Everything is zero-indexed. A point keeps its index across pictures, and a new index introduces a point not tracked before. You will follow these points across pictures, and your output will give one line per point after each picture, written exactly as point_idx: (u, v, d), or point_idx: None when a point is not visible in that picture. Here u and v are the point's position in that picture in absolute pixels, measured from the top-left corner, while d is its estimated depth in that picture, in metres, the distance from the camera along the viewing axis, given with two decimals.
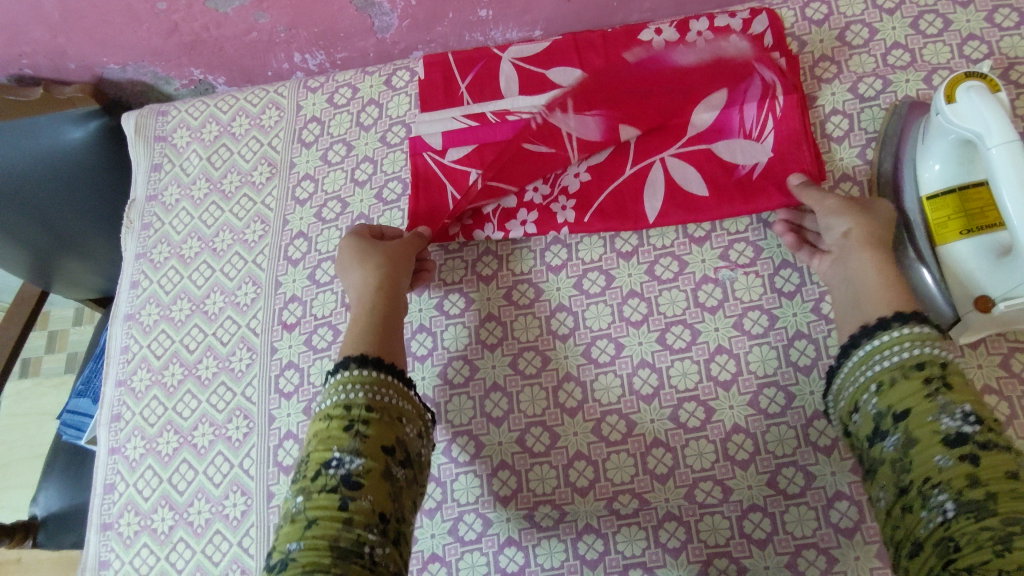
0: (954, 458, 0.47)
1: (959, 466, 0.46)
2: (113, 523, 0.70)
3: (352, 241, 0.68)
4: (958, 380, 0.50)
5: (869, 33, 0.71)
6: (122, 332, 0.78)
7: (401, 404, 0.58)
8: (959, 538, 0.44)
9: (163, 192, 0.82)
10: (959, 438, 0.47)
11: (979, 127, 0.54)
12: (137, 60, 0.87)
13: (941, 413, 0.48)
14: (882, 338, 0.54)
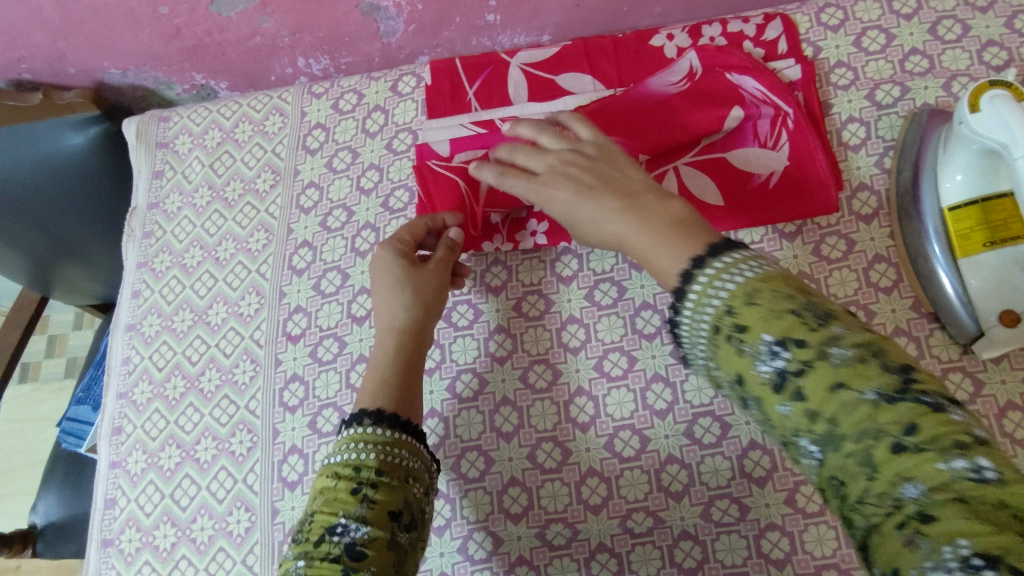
0: (789, 401, 0.36)
1: (819, 400, 0.35)
2: (114, 540, 0.69)
3: (392, 258, 0.64)
4: (769, 298, 0.38)
5: (886, 39, 0.70)
6: (124, 342, 0.76)
7: (411, 463, 0.54)
8: (839, 477, 0.35)
9: (165, 199, 0.81)
10: (786, 374, 0.37)
11: (1004, 138, 0.52)
12: (138, 65, 0.86)
13: (755, 361, 0.38)
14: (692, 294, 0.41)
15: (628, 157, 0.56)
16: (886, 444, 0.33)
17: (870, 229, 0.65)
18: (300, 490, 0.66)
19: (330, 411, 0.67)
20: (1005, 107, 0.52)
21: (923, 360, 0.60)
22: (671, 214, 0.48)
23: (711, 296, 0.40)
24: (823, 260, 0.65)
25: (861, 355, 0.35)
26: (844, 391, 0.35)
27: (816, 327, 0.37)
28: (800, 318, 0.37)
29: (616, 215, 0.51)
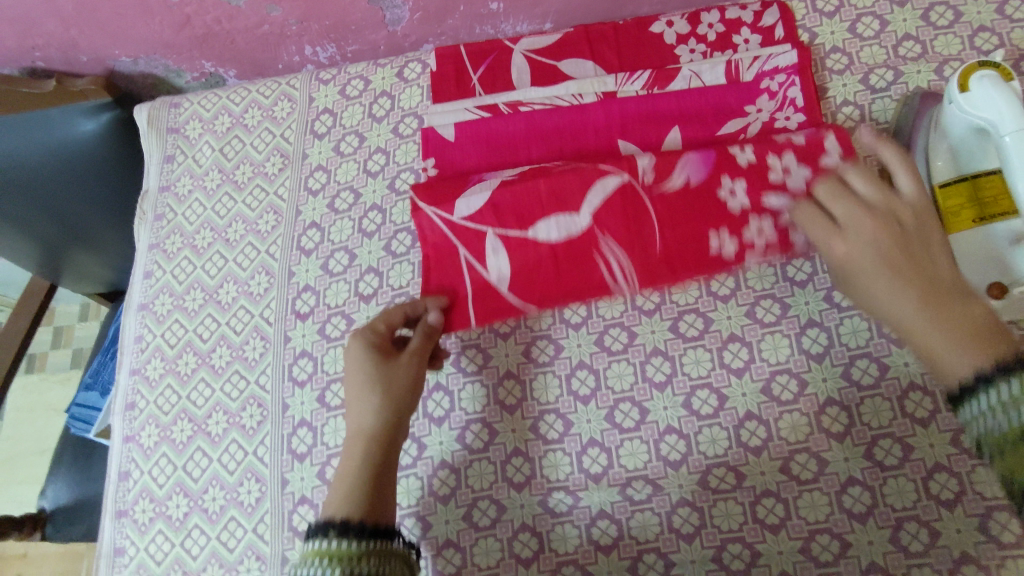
0: None
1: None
2: (128, 511, 0.71)
3: (369, 355, 0.62)
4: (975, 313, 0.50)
5: (880, 25, 0.72)
6: (136, 321, 0.78)
7: (386, 568, 0.53)
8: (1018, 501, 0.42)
9: (176, 182, 0.83)
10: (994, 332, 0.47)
11: (992, 115, 0.54)
12: (149, 52, 0.88)
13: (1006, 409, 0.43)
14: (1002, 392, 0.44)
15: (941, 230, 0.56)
16: None
17: None
18: (309, 461, 0.68)
19: (338, 385, 0.70)
20: (991, 87, 0.54)
21: None
22: (961, 309, 0.51)
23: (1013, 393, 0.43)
24: None
25: None
26: None
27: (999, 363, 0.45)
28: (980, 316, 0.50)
29: (907, 302, 0.53)
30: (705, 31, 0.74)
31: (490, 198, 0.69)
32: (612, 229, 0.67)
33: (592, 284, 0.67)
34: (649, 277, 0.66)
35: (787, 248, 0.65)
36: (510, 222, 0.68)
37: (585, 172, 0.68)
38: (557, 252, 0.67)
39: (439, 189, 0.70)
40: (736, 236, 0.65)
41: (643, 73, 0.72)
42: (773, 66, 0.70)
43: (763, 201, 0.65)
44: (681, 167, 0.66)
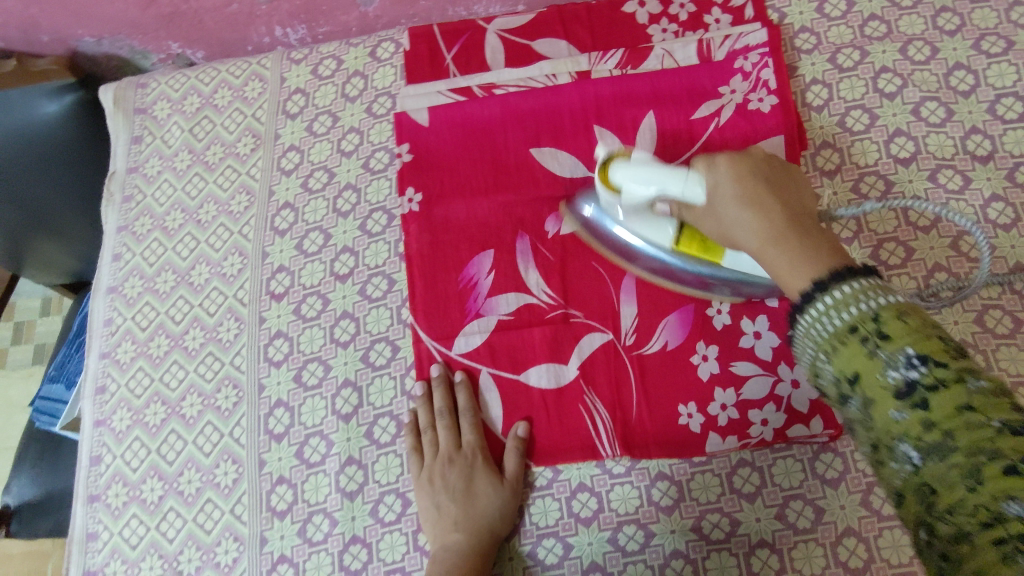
0: (908, 409, 0.36)
1: (952, 368, 0.35)
2: (100, 496, 0.69)
3: (486, 482, 0.62)
4: (914, 320, 0.37)
5: (846, 6, 0.74)
6: (105, 304, 0.77)
7: None
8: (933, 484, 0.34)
9: (145, 163, 0.81)
10: (915, 388, 0.36)
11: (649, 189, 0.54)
12: (113, 33, 0.86)
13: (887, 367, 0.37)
14: (823, 302, 0.40)
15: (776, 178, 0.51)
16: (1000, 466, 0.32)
17: (834, 184, 0.68)
18: (287, 441, 0.68)
19: (315, 364, 0.70)
20: (634, 169, 0.55)
21: None
22: (815, 238, 0.45)
23: (835, 308, 0.40)
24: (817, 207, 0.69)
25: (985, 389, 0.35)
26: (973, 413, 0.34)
27: (954, 355, 0.36)
28: (949, 349, 0.36)
29: (759, 222, 0.48)
30: (677, 12, 0.76)
31: (487, 337, 0.67)
32: (596, 386, 0.64)
33: (575, 445, 0.63)
34: (629, 447, 0.62)
35: (745, 429, 0.61)
36: (504, 364, 0.66)
37: (570, 323, 0.66)
38: (546, 401, 0.65)
39: (439, 319, 0.68)
40: (704, 408, 0.62)
41: (616, 53, 0.74)
42: (744, 45, 0.71)
43: (732, 366, 0.63)
44: (660, 332, 0.65)
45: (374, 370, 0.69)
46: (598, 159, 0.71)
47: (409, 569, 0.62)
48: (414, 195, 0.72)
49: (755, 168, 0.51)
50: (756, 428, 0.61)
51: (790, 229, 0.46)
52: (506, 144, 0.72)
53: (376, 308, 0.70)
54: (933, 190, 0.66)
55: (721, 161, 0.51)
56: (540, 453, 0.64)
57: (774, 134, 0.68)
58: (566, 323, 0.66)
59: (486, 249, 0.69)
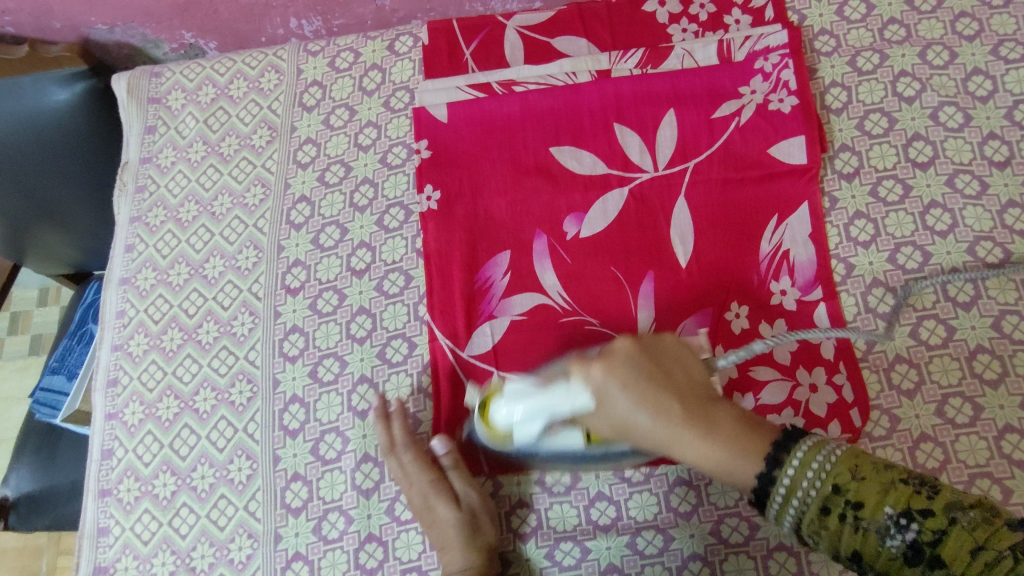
0: (927, 568, 0.41)
1: (940, 516, 0.41)
2: (112, 490, 0.69)
3: (461, 479, 0.64)
4: (868, 466, 0.43)
5: (867, 9, 0.74)
6: (117, 296, 0.76)
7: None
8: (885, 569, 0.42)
9: (158, 154, 0.80)
10: (916, 545, 0.41)
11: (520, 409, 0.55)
12: (126, 21, 0.85)
13: (883, 537, 0.42)
14: (785, 477, 0.44)
15: (667, 363, 0.50)
16: (964, 563, 0.40)
17: (851, 187, 0.68)
18: (302, 437, 0.67)
19: (331, 360, 0.69)
20: (520, 399, 0.55)
21: (899, 309, 0.63)
22: (718, 415, 0.47)
23: (801, 481, 0.44)
24: (880, 202, 0.67)
25: (960, 526, 0.40)
26: (934, 517, 0.41)
27: (932, 497, 0.42)
28: (925, 496, 0.42)
29: (660, 422, 0.48)
30: (697, 11, 0.75)
31: (499, 338, 0.66)
32: None
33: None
34: None
35: None
36: (518, 364, 0.65)
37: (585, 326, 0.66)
38: None
39: (453, 319, 0.68)
40: None
41: (637, 52, 0.74)
42: (764, 46, 0.71)
43: (750, 371, 0.63)
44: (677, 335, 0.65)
45: (390, 367, 0.68)
46: (618, 160, 0.70)
47: (425, 568, 0.62)
48: (433, 192, 0.72)
49: (680, 402, 0.48)
50: None
51: (670, 413, 0.47)
52: (525, 143, 0.72)
53: (393, 305, 0.70)
54: (951, 195, 0.66)
55: (626, 397, 0.48)
56: None
57: (795, 136, 0.68)
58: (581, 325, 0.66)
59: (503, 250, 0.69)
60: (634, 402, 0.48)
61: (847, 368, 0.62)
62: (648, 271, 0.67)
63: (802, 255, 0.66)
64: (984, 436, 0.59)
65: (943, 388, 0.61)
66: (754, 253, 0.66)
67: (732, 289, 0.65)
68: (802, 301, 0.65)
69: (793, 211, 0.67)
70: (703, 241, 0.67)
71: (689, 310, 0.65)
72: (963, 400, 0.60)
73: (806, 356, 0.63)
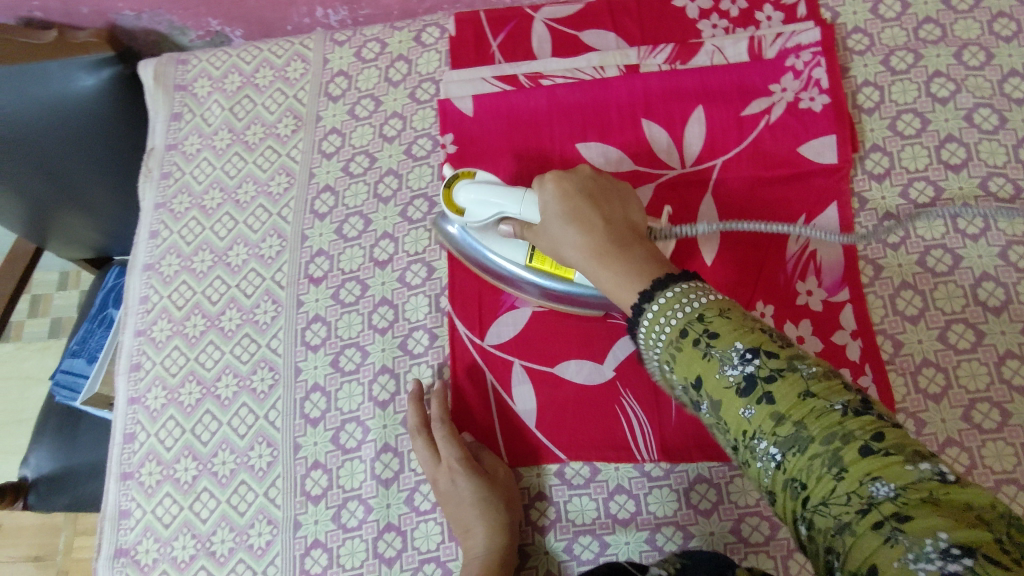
0: (755, 404, 0.37)
1: (782, 358, 0.37)
2: (134, 473, 0.69)
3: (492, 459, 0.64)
4: (751, 329, 0.39)
5: (901, 8, 0.73)
6: (142, 281, 0.76)
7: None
8: (801, 478, 0.35)
9: (184, 141, 0.81)
10: (753, 379, 0.37)
11: (483, 214, 0.60)
12: (154, 8, 0.86)
13: (723, 365, 0.38)
14: (661, 299, 0.43)
15: (616, 196, 0.54)
16: (856, 448, 0.33)
17: (882, 188, 0.67)
18: (322, 426, 0.67)
19: (353, 350, 0.69)
20: (473, 193, 0.60)
21: (928, 311, 0.63)
22: (632, 251, 0.49)
23: (665, 315, 0.42)
24: (910, 204, 0.66)
25: (824, 375, 0.37)
26: (814, 398, 0.36)
27: (781, 346, 0.38)
28: (771, 340, 0.39)
29: (586, 254, 0.51)
30: (728, 7, 0.75)
31: (520, 330, 0.67)
32: (633, 385, 0.64)
33: (612, 443, 0.63)
34: (666, 448, 0.62)
35: None
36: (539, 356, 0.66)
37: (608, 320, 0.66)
38: (582, 395, 0.64)
39: (475, 310, 0.68)
40: None
41: (666, 46, 0.73)
42: (796, 43, 0.70)
43: None
44: None
45: (411, 358, 0.68)
46: (646, 156, 0.70)
47: (443, 558, 0.62)
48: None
49: (604, 223, 0.51)
50: None
51: (602, 237, 0.50)
52: (552, 137, 0.71)
53: (415, 296, 0.70)
54: (984, 198, 0.65)
55: (568, 227, 0.52)
56: (575, 449, 0.63)
57: (826, 135, 0.67)
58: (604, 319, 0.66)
59: None
60: (574, 224, 0.52)
61: (873, 369, 0.61)
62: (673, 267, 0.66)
63: (830, 255, 0.65)
64: (1012, 442, 0.58)
65: (971, 393, 0.60)
66: (781, 252, 0.65)
67: (757, 287, 0.65)
68: (829, 301, 0.64)
69: (821, 211, 0.66)
70: (728, 239, 0.66)
71: None
72: (991, 405, 0.59)
73: (831, 357, 0.62)
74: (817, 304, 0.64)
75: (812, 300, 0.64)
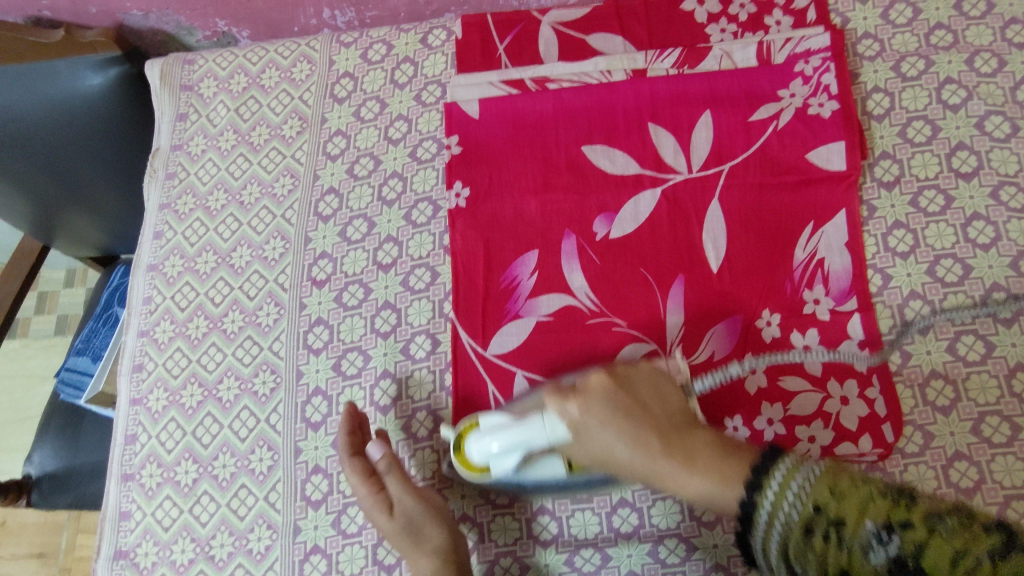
0: (890, 560, 0.38)
1: (919, 526, 0.38)
2: (134, 475, 0.69)
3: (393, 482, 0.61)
4: (846, 482, 0.41)
5: (913, 13, 0.72)
6: (145, 282, 0.76)
7: None
8: None
9: (189, 141, 0.80)
10: (896, 557, 0.38)
11: (506, 459, 0.56)
12: (161, 8, 0.85)
13: (864, 552, 0.39)
14: (769, 493, 0.43)
15: (656, 384, 0.55)
16: (989, 570, 0.35)
17: (891, 197, 0.66)
18: (324, 431, 0.67)
19: (355, 354, 0.69)
20: (496, 434, 0.55)
21: (937, 322, 0.62)
22: (694, 446, 0.49)
23: (779, 507, 0.42)
24: (920, 213, 0.65)
25: (940, 514, 0.38)
26: (941, 541, 0.37)
27: (910, 507, 0.39)
28: (897, 504, 0.39)
29: (653, 461, 0.49)
30: (737, 11, 0.74)
31: (523, 339, 0.65)
32: None
33: None
34: None
35: (792, 445, 0.60)
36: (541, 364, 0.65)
37: (614, 330, 0.65)
38: None
39: (476, 317, 0.67)
40: (749, 422, 0.61)
41: (675, 51, 0.72)
42: (805, 48, 0.69)
43: (780, 381, 0.62)
44: (706, 341, 0.64)
45: (413, 363, 0.68)
46: (652, 161, 0.69)
47: None
48: (462, 190, 0.71)
49: (654, 429, 0.51)
50: (803, 444, 0.60)
51: (667, 442, 0.50)
52: (557, 141, 0.71)
53: (418, 300, 0.69)
54: (995, 207, 0.64)
55: (605, 429, 0.51)
56: None
57: (835, 141, 0.66)
58: (609, 328, 0.65)
59: (530, 248, 0.68)
60: (623, 444, 0.51)
61: (880, 381, 0.61)
62: (678, 274, 0.65)
63: (837, 263, 0.64)
64: (1021, 457, 0.57)
65: (980, 406, 0.59)
66: (788, 260, 0.65)
67: (764, 295, 0.64)
68: (836, 311, 0.63)
69: (830, 218, 0.65)
70: (736, 246, 0.66)
71: (718, 315, 0.64)
72: (1000, 419, 0.59)
73: (838, 368, 0.61)
74: (824, 313, 0.63)
75: (819, 310, 0.63)
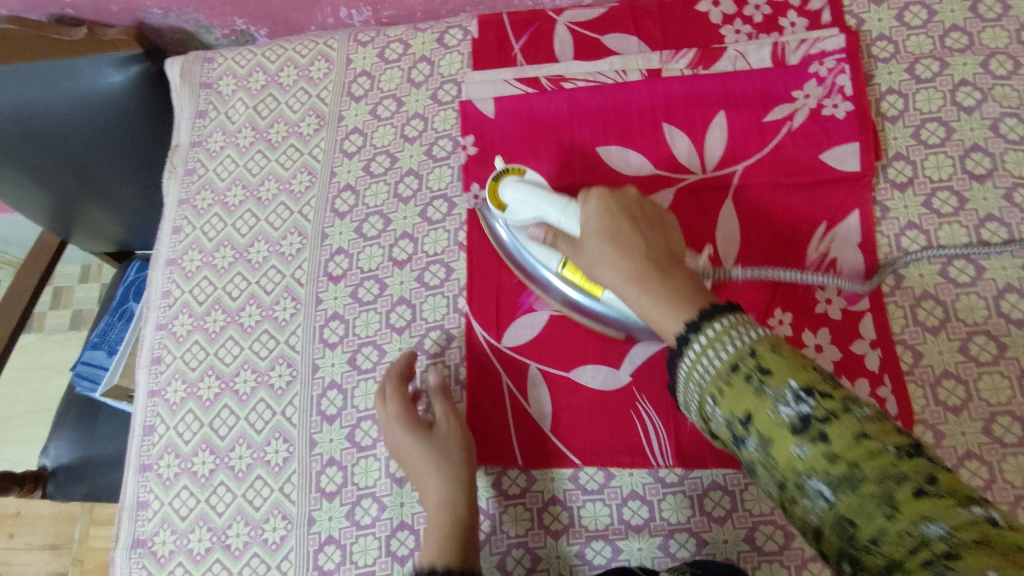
0: (809, 444, 0.36)
1: (838, 401, 0.37)
2: (152, 465, 0.70)
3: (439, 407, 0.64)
4: (789, 349, 0.40)
5: (928, 15, 0.72)
6: (164, 276, 0.77)
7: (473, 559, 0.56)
8: (851, 516, 0.34)
9: (208, 138, 0.82)
10: (808, 420, 0.37)
11: (529, 216, 0.61)
12: (182, 6, 0.87)
13: (776, 404, 0.38)
14: (708, 333, 0.42)
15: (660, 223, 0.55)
16: (909, 487, 0.33)
17: (905, 198, 0.66)
18: (338, 423, 0.68)
19: (370, 348, 0.70)
20: (519, 191, 0.61)
21: (949, 323, 0.62)
22: (673, 284, 0.48)
23: (715, 349, 0.41)
24: (934, 214, 0.65)
25: (879, 416, 0.36)
26: (870, 439, 0.35)
27: (836, 388, 0.38)
28: (825, 381, 0.38)
29: (629, 286, 0.51)
30: (751, 13, 0.74)
31: (537, 333, 0.67)
32: (650, 392, 0.64)
33: (627, 448, 0.63)
34: (681, 455, 0.62)
35: None
36: (555, 359, 0.66)
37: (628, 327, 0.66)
38: (597, 399, 0.64)
39: (491, 311, 0.68)
40: None
41: (689, 51, 0.73)
42: (820, 49, 0.70)
43: None
44: None
45: (428, 358, 0.69)
46: (666, 162, 0.70)
47: None
48: (478, 188, 0.72)
49: (645, 253, 0.52)
50: None
51: (651, 262, 0.51)
52: (572, 141, 0.72)
53: (433, 296, 0.70)
54: (1008, 209, 0.64)
55: (605, 224, 0.54)
56: (591, 453, 0.63)
57: (849, 142, 0.67)
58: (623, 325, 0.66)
59: None
60: (612, 256, 0.52)
61: (892, 379, 0.61)
62: None
63: (849, 264, 0.65)
64: None
65: (992, 406, 0.59)
66: (801, 259, 0.65)
67: (776, 294, 0.64)
68: (848, 310, 0.63)
69: (843, 218, 0.66)
70: (748, 245, 0.66)
71: None
72: (1011, 419, 0.59)
73: (850, 366, 0.62)
74: (836, 313, 0.63)
75: (831, 309, 0.64)
